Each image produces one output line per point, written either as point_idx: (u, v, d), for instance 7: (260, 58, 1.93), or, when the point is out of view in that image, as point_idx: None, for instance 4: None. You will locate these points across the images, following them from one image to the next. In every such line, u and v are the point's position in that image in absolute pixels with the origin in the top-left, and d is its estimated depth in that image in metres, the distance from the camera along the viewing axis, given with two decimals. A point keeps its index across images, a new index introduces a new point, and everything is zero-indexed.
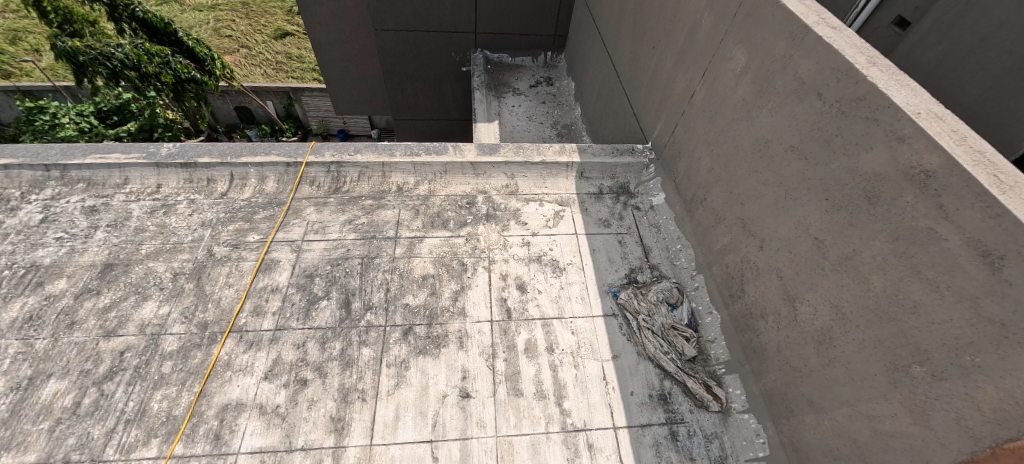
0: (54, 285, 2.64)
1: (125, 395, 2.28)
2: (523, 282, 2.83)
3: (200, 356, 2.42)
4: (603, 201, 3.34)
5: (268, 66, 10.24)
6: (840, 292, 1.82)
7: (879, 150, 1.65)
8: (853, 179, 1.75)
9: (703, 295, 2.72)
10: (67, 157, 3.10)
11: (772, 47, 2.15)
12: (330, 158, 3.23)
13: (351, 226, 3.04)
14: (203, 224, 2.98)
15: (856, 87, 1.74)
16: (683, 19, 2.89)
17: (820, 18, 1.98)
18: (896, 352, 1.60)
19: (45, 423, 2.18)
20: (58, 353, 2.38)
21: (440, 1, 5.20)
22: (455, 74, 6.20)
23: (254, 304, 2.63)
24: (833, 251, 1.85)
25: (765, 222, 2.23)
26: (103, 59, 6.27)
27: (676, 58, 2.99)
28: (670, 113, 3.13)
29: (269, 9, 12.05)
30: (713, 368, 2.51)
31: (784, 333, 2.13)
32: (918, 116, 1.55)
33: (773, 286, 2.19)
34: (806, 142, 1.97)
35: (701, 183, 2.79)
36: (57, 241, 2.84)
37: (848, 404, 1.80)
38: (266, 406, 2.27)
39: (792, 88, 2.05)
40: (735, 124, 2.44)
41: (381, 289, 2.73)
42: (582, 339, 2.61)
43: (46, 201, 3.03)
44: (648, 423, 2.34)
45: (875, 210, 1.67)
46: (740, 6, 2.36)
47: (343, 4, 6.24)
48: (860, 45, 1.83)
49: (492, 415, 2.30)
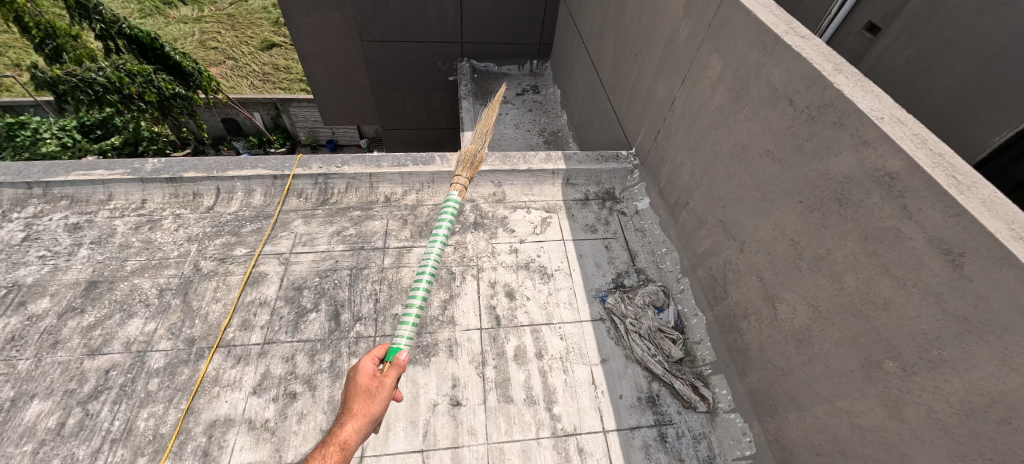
0: (36, 305, 2.60)
1: (111, 414, 2.25)
2: (512, 289, 2.86)
3: (187, 372, 2.40)
4: (589, 206, 3.39)
5: (255, 77, 10.22)
6: (816, 291, 1.88)
7: (846, 154, 1.72)
8: (824, 182, 1.82)
9: (688, 297, 2.77)
10: (49, 175, 3.07)
11: (745, 56, 2.22)
12: (317, 170, 3.23)
13: (340, 237, 3.04)
14: (189, 239, 2.97)
15: (824, 93, 1.81)
16: (662, 29, 2.98)
17: (789, 28, 2.05)
18: (870, 349, 1.66)
19: (29, 445, 2.14)
20: (42, 373, 2.35)
21: (426, 12, 5.28)
22: (442, 84, 6.26)
23: (242, 319, 2.61)
24: (808, 252, 1.91)
25: (745, 224, 2.29)
26: (83, 86, 6.32)
27: (656, 66, 3.07)
28: (652, 120, 3.20)
29: (256, 21, 12.03)
30: (700, 369, 2.56)
31: (766, 332, 2.18)
32: (882, 121, 1.62)
33: (754, 287, 2.25)
34: (779, 147, 2.04)
35: (683, 188, 2.85)
36: (39, 260, 2.81)
37: (828, 401, 1.84)
38: (255, 421, 2.26)
39: (764, 95, 2.12)
40: (713, 130, 2.50)
41: (370, 300, 2.74)
42: (571, 344, 2.64)
43: (28, 220, 3.00)
44: (637, 425, 2.37)
45: (846, 212, 1.73)
46: (714, 16, 2.44)
47: (330, 16, 6.27)
48: (826, 53, 1.91)
49: (482, 423, 2.31)
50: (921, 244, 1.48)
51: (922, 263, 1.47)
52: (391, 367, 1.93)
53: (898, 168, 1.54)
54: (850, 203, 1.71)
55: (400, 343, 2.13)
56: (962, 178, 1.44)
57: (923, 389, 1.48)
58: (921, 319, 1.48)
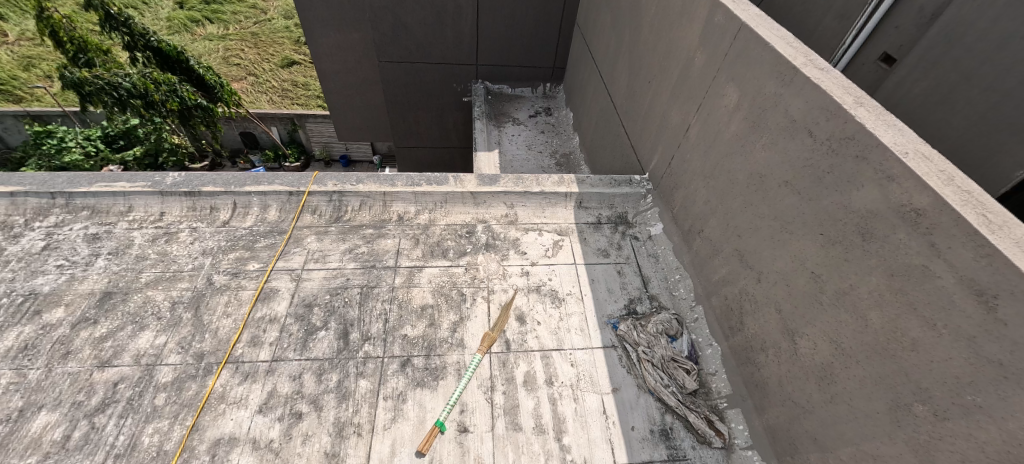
0: (51, 314, 2.63)
1: (116, 428, 2.23)
2: (523, 313, 2.83)
3: (195, 387, 2.39)
4: (602, 230, 3.37)
5: (275, 93, 10.51)
6: (838, 327, 1.83)
7: (869, 189, 1.70)
8: (846, 215, 1.79)
9: (702, 327, 2.71)
10: (73, 186, 3.15)
11: (763, 87, 2.23)
12: (333, 187, 3.27)
13: (352, 254, 3.05)
14: (204, 253, 3.00)
15: (845, 126, 1.80)
16: (677, 57, 3.01)
17: (808, 60, 2.06)
18: (897, 390, 1.60)
19: (33, 457, 2.12)
20: (52, 384, 2.35)
21: (443, 35, 5.42)
22: (456, 104, 6.37)
23: (251, 335, 2.61)
24: (830, 286, 1.87)
25: (762, 255, 2.25)
26: (109, 88, 6.38)
27: (671, 93, 3.10)
28: (665, 145, 3.20)
29: (278, 39, 12.45)
30: (715, 402, 2.48)
31: (785, 367, 2.11)
32: (906, 156, 1.60)
33: (772, 320, 2.19)
34: (798, 178, 2.02)
35: (697, 214, 2.83)
36: (57, 269, 2.85)
37: (852, 443, 1.77)
38: (259, 441, 2.22)
39: (783, 125, 2.11)
40: (729, 158, 2.49)
41: (379, 320, 2.72)
42: (581, 371, 2.59)
43: (48, 229, 3.05)
44: (649, 460, 2.29)
45: (869, 246, 1.70)
46: (730, 46, 2.46)
47: (349, 36, 6.47)
48: (847, 86, 1.91)
49: (489, 452, 2.25)
50: (951, 283, 1.44)
51: (953, 303, 1.44)
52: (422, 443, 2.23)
53: (925, 204, 1.52)
54: (874, 238, 1.68)
55: (445, 411, 2.34)
56: (992, 217, 1.41)
57: (957, 436, 1.42)
58: (953, 362, 1.43)
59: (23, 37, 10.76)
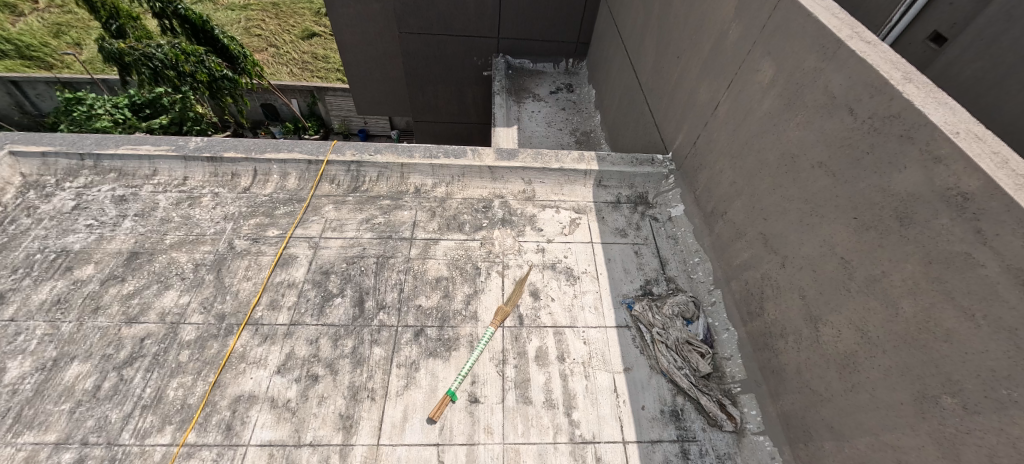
0: (82, 270, 2.72)
1: (144, 381, 2.33)
2: (537, 289, 2.82)
3: (216, 346, 2.46)
4: (620, 210, 3.32)
5: (295, 64, 10.51)
6: (865, 315, 1.76)
7: (913, 171, 1.60)
8: (884, 199, 1.70)
9: (719, 311, 2.66)
10: (100, 147, 3.20)
11: (802, 61, 2.11)
12: (351, 157, 3.26)
13: (369, 225, 3.07)
14: (225, 218, 3.05)
15: (891, 103, 1.68)
16: (710, 30, 2.86)
17: (854, 32, 1.93)
18: (925, 382, 1.54)
19: (66, 404, 2.23)
20: (83, 336, 2.45)
21: (465, 7, 5.28)
22: (476, 79, 6.26)
23: (270, 298, 2.67)
24: (859, 273, 1.79)
25: (789, 239, 2.17)
26: (145, 59, 6.48)
27: (701, 69, 2.95)
28: (691, 124, 3.09)
29: (298, 10, 12.31)
30: (729, 386, 2.46)
31: (804, 354, 2.06)
32: (957, 136, 1.50)
33: (795, 306, 2.13)
34: (834, 159, 1.92)
35: (721, 196, 2.74)
36: (87, 228, 2.94)
37: (871, 433, 1.72)
38: (277, 400, 2.29)
39: (820, 103, 2.00)
40: (760, 138, 2.39)
41: (394, 289, 2.74)
42: (594, 350, 2.58)
43: (78, 189, 3.14)
44: (658, 439, 2.29)
45: (907, 231, 1.61)
46: (769, 17, 2.32)
47: (370, 6, 6.38)
48: (895, 60, 1.77)
49: (500, 422, 2.28)
50: (996, 272, 1.36)
51: (996, 292, 1.36)
52: (437, 408, 2.26)
53: (973, 188, 1.43)
54: (913, 223, 1.59)
55: (456, 383, 2.36)
56: None
57: (987, 431, 1.37)
58: (990, 355, 1.37)
59: (52, 4, 10.87)
